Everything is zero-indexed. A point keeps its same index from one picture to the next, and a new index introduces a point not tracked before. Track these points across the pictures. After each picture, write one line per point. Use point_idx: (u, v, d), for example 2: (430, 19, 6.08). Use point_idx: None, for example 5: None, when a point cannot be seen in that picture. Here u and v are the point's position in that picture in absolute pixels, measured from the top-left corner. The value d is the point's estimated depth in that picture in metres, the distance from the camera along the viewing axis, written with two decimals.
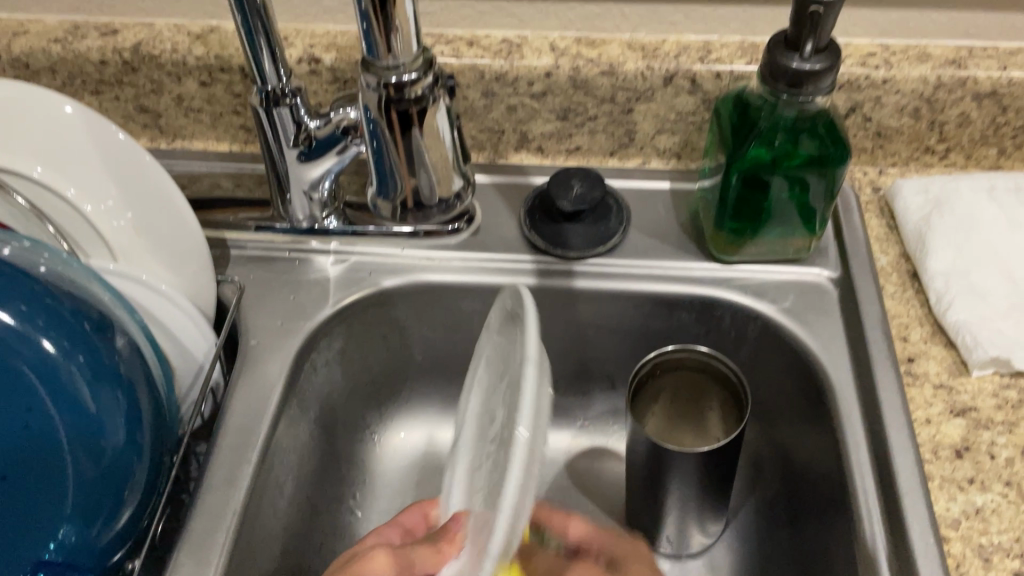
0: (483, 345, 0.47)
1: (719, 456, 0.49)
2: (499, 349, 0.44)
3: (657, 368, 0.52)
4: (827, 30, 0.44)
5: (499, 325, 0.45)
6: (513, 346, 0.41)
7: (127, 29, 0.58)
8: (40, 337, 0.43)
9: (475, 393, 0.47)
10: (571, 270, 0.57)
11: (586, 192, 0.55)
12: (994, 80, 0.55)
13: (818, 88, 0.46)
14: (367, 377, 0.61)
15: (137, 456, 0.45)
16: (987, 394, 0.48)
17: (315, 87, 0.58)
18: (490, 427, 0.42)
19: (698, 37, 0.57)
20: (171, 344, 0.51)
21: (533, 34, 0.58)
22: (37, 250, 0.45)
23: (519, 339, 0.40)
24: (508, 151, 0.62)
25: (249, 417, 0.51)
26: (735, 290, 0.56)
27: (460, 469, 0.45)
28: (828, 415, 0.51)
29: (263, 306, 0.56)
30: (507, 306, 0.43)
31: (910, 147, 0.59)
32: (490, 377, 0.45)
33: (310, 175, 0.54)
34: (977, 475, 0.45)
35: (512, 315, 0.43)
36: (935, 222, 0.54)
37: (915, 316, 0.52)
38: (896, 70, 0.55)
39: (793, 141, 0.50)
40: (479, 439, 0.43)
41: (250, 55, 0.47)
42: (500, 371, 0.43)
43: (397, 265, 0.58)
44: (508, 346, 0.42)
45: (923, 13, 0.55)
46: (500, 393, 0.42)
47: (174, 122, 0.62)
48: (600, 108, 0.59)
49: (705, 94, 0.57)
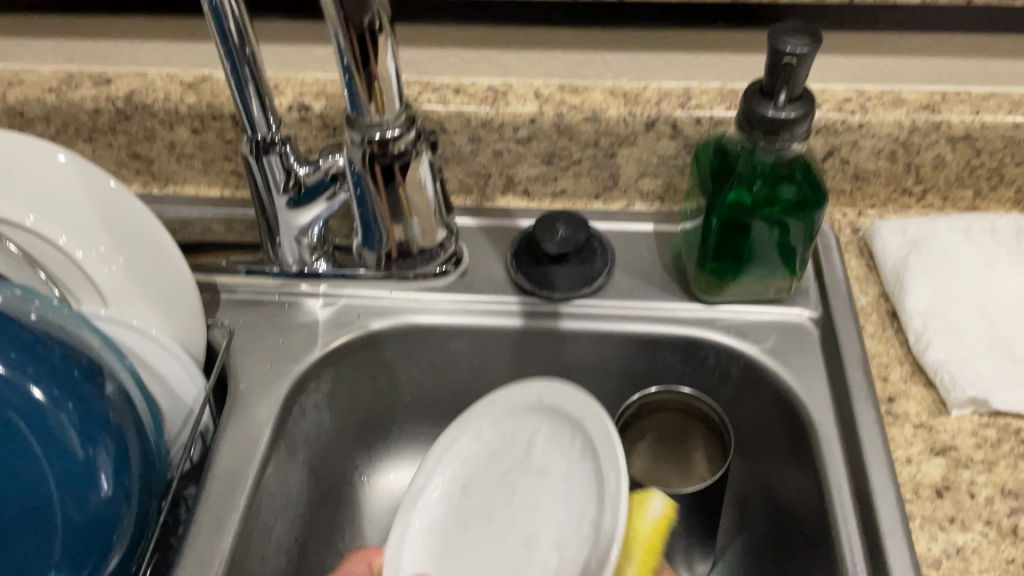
0: (487, 421, 0.54)
1: (704, 496, 0.49)
2: (521, 432, 0.53)
3: (642, 409, 0.53)
4: (801, 80, 0.46)
5: (512, 410, 0.54)
6: (577, 439, 0.49)
7: (121, 79, 0.59)
8: (30, 385, 0.44)
9: (463, 464, 0.54)
10: (557, 311, 0.58)
11: (571, 235, 0.56)
12: (967, 124, 0.56)
13: (794, 134, 0.47)
14: (356, 419, 0.61)
15: (125, 502, 0.46)
16: (966, 433, 0.49)
17: (305, 134, 0.59)
18: (521, 497, 0.50)
19: (679, 83, 0.59)
20: (161, 389, 0.52)
21: (518, 81, 0.59)
22: (28, 297, 0.45)
23: (578, 431, 0.50)
24: (495, 194, 0.64)
25: (238, 461, 0.51)
26: (719, 331, 0.57)
27: (464, 527, 0.51)
28: (812, 455, 0.52)
29: (253, 349, 0.57)
30: (538, 397, 0.53)
31: (888, 189, 0.60)
32: (500, 453, 0.53)
33: (299, 221, 0.54)
34: (957, 515, 0.46)
35: (545, 405, 0.52)
36: (913, 262, 0.55)
37: (894, 355, 0.53)
38: (871, 115, 0.56)
39: (772, 186, 0.51)
40: (498, 505, 0.51)
41: (239, 105, 0.48)
42: (530, 452, 0.52)
43: (386, 307, 0.59)
44: (555, 435, 0.51)
45: (896, 59, 0.57)
46: (538, 471, 0.51)
47: (166, 167, 0.63)
48: (584, 153, 0.60)
49: (686, 139, 0.58)
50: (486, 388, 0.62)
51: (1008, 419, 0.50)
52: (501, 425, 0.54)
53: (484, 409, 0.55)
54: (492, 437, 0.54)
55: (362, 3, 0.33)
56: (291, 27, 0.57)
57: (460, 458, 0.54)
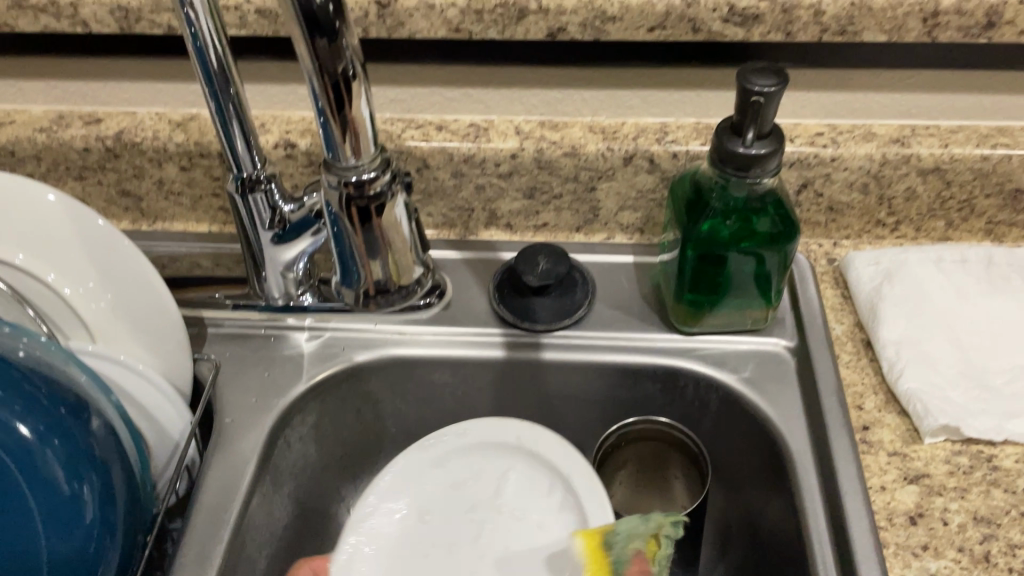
0: (458, 452, 0.54)
1: (683, 525, 0.50)
2: (488, 469, 0.53)
3: (621, 439, 0.54)
4: (769, 117, 0.47)
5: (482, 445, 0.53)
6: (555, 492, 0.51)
7: (110, 117, 0.61)
8: (15, 422, 0.45)
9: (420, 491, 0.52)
10: (539, 342, 0.59)
11: (552, 267, 0.57)
12: (936, 157, 0.58)
13: (766, 169, 0.48)
14: (341, 451, 0.61)
15: (110, 535, 0.46)
16: (939, 461, 0.50)
17: (291, 170, 0.60)
18: (488, 535, 0.50)
19: (655, 119, 0.60)
20: (147, 424, 0.53)
21: (499, 118, 0.61)
22: (16, 335, 0.47)
23: (556, 482, 0.51)
24: (478, 227, 0.65)
25: (222, 494, 0.52)
26: (697, 361, 0.58)
27: (423, 555, 0.49)
28: (789, 483, 0.52)
29: (238, 383, 0.57)
30: (518, 440, 0.53)
31: (862, 221, 0.62)
32: (465, 486, 0.52)
33: (284, 256, 0.55)
34: (930, 542, 0.46)
35: (526, 448, 0.53)
36: (886, 292, 0.57)
37: (869, 384, 0.54)
38: (843, 149, 0.58)
39: (745, 219, 0.52)
40: (463, 540, 0.50)
41: (224, 145, 0.49)
42: (499, 491, 0.52)
43: (370, 340, 0.60)
44: (525, 480, 0.52)
45: (866, 95, 0.58)
46: (505, 512, 0.51)
47: (155, 204, 0.64)
48: (564, 187, 0.61)
49: (664, 173, 0.60)
50: (470, 419, 0.63)
51: (980, 446, 0.50)
52: (464, 456, 0.53)
53: (456, 438, 0.54)
54: (454, 469, 0.53)
55: (336, 51, 0.35)
56: (277, 67, 0.59)
57: (424, 485, 0.53)
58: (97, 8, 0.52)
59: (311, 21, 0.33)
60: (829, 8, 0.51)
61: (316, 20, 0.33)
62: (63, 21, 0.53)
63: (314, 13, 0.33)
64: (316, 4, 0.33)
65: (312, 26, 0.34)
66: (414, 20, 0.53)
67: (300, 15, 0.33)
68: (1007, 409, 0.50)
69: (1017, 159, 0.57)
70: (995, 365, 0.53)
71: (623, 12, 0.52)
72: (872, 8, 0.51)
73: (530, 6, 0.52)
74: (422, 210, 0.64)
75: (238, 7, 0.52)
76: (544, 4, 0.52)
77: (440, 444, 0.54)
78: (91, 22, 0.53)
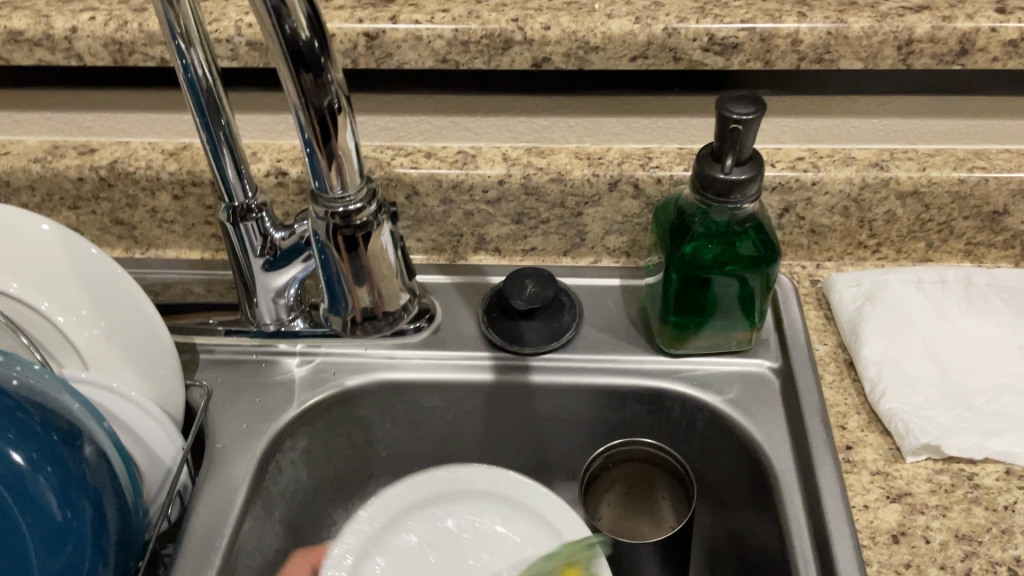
0: (453, 494, 0.56)
1: (670, 545, 0.51)
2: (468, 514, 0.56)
3: (609, 461, 0.55)
4: (748, 144, 0.48)
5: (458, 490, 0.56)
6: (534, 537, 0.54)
7: (104, 148, 0.62)
8: (11, 451, 0.46)
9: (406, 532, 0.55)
10: (528, 365, 0.60)
11: (539, 291, 0.58)
12: (915, 180, 0.59)
13: (745, 195, 0.49)
14: (332, 475, 0.62)
15: (102, 561, 0.46)
16: (921, 479, 0.51)
17: (282, 198, 0.61)
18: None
19: (639, 145, 0.62)
20: (139, 450, 0.53)
21: (487, 145, 0.62)
22: (10, 363, 0.47)
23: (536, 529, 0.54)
24: (467, 252, 0.66)
25: (214, 520, 0.52)
26: (683, 382, 0.59)
27: None
28: (774, 503, 0.53)
29: (230, 409, 0.58)
30: (515, 494, 0.56)
31: (843, 243, 0.63)
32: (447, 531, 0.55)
33: (275, 282, 0.56)
34: (913, 560, 0.47)
35: (520, 503, 0.56)
36: (867, 313, 0.58)
37: (852, 404, 0.55)
38: (823, 173, 0.59)
39: (728, 242, 0.53)
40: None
41: (215, 174, 0.50)
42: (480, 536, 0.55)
43: (361, 365, 0.60)
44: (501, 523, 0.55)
45: (845, 120, 0.59)
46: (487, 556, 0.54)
47: (148, 232, 0.65)
48: (552, 212, 0.62)
49: (648, 198, 0.61)
50: (460, 441, 0.63)
51: (962, 465, 0.51)
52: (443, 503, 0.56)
53: (454, 482, 0.57)
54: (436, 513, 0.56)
55: (321, 86, 0.36)
56: (268, 98, 0.60)
57: (412, 530, 0.55)
58: (91, 42, 0.53)
59: (298, 57, 0.35)
60: (807, 37, 0.52)
61: (302, 57, 0.35)
62: (57, 55, 0.54)
63: (299, 50, 0.34)
64: (302, 41, 0.34)
65: (298, 62, 0.35)
66: (402, 51, 0.54)
67: (287, 52, 0.34)
68: (987, 428, 0.51)
69: (994, 181, 0.59)
70: (975, 384, 0.54)
71: (606, 42, 0.53)
72: (848, 36, 0.52)
73: (515, 37, 0.53)
74: (411, 236, 0.65)
75: (229, 40, 0.53)
76: (528, 35, 0.53)
77: (437, 484, 0.57)
78: (85, 56, 0.54)
